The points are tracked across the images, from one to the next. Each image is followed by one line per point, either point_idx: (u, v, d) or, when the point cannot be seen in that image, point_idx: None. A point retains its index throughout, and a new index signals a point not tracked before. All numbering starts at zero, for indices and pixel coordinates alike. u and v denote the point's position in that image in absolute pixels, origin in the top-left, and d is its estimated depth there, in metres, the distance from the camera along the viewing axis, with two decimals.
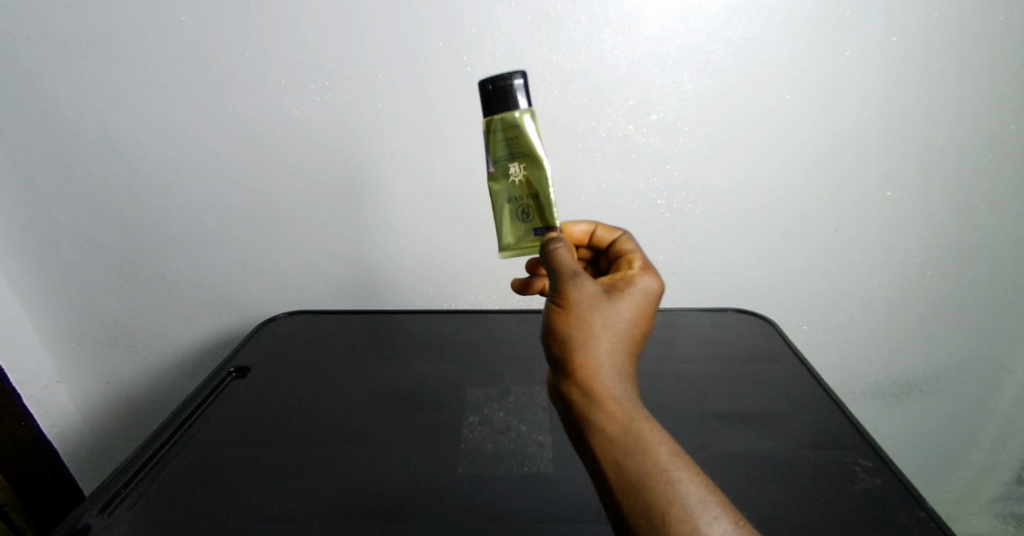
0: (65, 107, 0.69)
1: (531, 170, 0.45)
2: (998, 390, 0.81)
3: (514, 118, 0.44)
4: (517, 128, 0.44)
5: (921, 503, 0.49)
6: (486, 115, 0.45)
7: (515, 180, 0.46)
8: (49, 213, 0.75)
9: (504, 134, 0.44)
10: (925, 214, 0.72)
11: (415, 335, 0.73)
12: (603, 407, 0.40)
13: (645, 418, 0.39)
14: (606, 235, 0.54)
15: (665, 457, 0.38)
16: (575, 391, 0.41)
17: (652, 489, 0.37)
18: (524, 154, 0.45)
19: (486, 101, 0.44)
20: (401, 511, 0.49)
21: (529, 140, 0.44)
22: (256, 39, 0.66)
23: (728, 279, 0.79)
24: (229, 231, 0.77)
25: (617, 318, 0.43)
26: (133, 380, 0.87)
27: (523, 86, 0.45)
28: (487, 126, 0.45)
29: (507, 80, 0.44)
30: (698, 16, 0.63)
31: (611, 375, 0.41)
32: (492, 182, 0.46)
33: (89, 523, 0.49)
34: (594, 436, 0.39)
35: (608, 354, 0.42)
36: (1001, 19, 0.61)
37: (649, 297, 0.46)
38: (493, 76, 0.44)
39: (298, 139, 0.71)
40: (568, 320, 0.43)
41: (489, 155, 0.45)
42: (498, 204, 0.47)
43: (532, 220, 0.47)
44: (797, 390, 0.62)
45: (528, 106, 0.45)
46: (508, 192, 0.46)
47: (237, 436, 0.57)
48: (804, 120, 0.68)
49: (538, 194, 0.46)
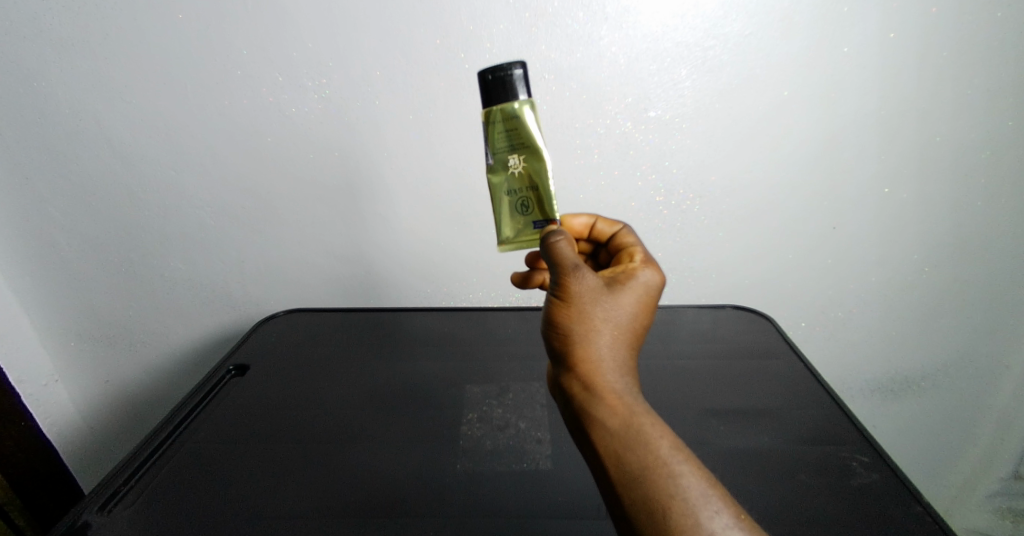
0: (63, 105, 0.69)
1: (531, 162, 0.45)
2: (996, 386, 0.82)
3: (513, 110, 0.44)
4: (517, 119, 0.44)
5: (917, 498, 0.49)
6: (485, 106, 0.45)
7: (515, 172, 0.46)
8: (48, 212, 0.75)
9: (504, 126, 0.44)
10: (923, 210, 0.72)
11: (415, 333, 0.73)
12: (604, 401, 0.40)
13: (646, 411, 0.39)
14: (606, 228, 0.55)
15: (666, 452, 0.38)
16: (575, 384, 0.41)
17: (652, 482, 0.37)
18: (524, 145, 0.45)
19: (486, 93, 0.45)
20: (402, 508, 0.49)
21: (529, 131, 0.44)
22: (253, 36, 0.66)
23: (726, 276, 0.79)
24: (227, 229, 0.77)
25: (618, 310, 0.43)
26: (132, 378, 0.87)
27: (523, 77, 0.45)
28: (487, 117, 0.45)
29: (507, 71, 0.44)
30: (696, 12, 0.63)
31: (612, 368, 0.41)
32: (492, 174, 0.46)
33: (88, 521, 0.49)
34: (594, 430, 0.39)
35: (610, 347, 0.42)
36: (999, 15, 0.61)
37: (650, 290, 0.46)
38: (493, 66, 0.44)
39: (298, 137, 0.71)
40: (569, 312, 0.43)
41: (488, 147, 0.46)
42: (497, 197, 0.47)
43: (531, 213, 0.47)
44: (793, 385, 0.62)
45: (528, 97, 0.45)
46: (508, 184, 0.46)
47: (237, 434, 0.57)
48: (803, 117, 0.68)
49: (538, 187, 0.46)
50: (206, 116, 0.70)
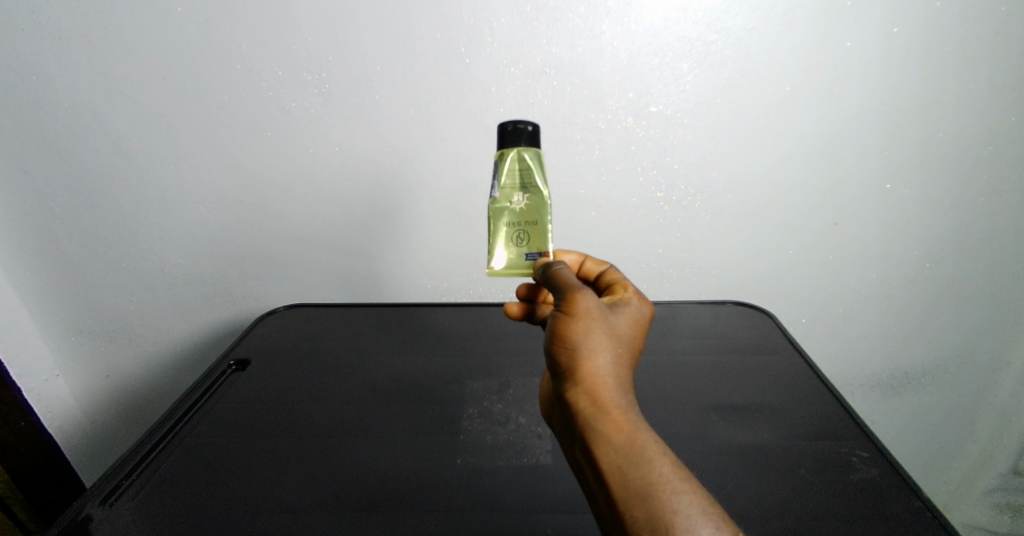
0: (61, 99, 0.69)
1: (533, 200, 0.49)
2: (995, 381, 0.82)
3: (524, 156, 0.49)
4: (525, 163, 0.49)
5: (918, 493, 0.49)
6: (499, 149, 0.50)
7: (518, 207, 0.50)
8: (47, 207, 0.75)
9: (514, 166, 0.49)
10: (924, 206, 0.72)
11: (416, 328, 0.74)
12: (607, 416, 0.40)
13: (649, 427, 0.40)
14: (594, 267, 0.55)
15: (668, 469, 0.38)
16: (581, 399, 0.42)
17: (656, 498, 0.37)
18: (529, 185, 0.49)
19: (502, 138, 0.50)
20: (402, 503, 0.49)
21: (535, 174, 0.49)
22: (256, 30, 0.66)
23: (727, 273, 0.78)
24: (226, 224, 0.77)
25: (619, 330, 0.45)
26: (131, 373, 0.87)
27: (535, 132, 0.50)
28: (499, 158, 0.49)
29: (523, 124, 0.49)
30: (698, 6, 0.64)
31: (614, 385, 0.42)
32: (495, 206, 0.50)
33: (89, 514, 0.49)
34: (598, 444, 0.40)
35: (613, 364, 0.43)
36: (1003, 10, 0.62)
37: (641, 319, 0.48)
38: (513, 119, 0.49)
39: (298, 130, 0.71)
40: (575, 328, 0.44)
41: (495, 182, 0.50)
42: (497, 228, 0.50)
43: (527, 245, 0.50)
44: (793, 381, 0.62)
45: (537, 148, 0.50)
46: (508, 217, 0.50)
47: (237, 429, 0.57)
48: (804, 113, 0.68)
49: (538, 222, 0.50)
50: (206, 111, 0.70)
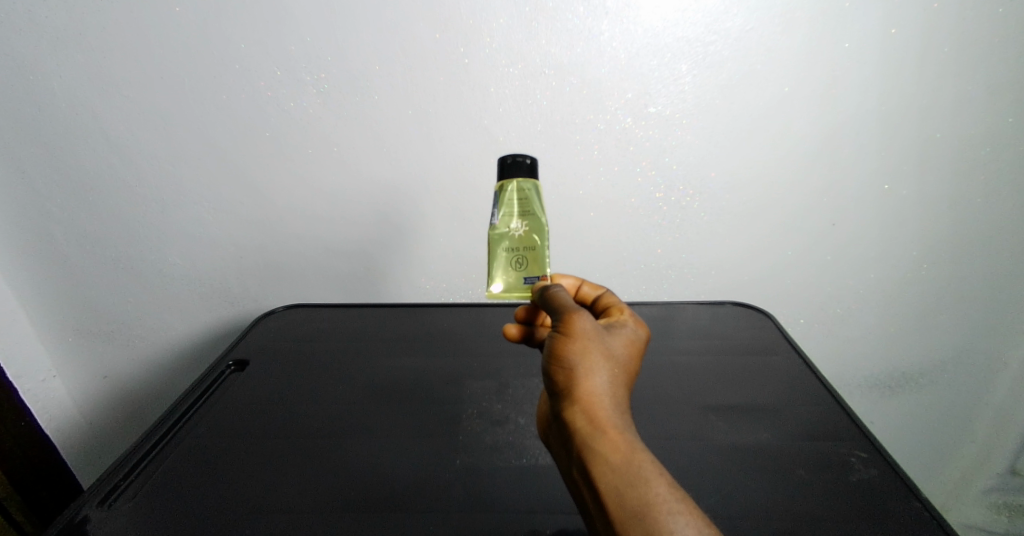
0: (58, 98, 0.68)
1: (532, 227, 0.49)
2: (992, 381, 0.82)
3: (523, 186, 0.50)
4: (525, 192, 0.50)
5: (916, 494, 0.49)
6: (499, 180, 0.51)
7: (517, 233, 0.50)
8: (44, 207, 0.74)
9: (513, 196, 0.50)
10: (922, 206, 0.72)
11: (415, 329, 0.73)
12: (605, 436, 0.40)
13: (645, 447, 0.40)
14: (591, 291, 0.55)
15: (664, 490, 0.38)
16: (579, 418, 0.42)
17: (652, 518, 0.37)
18: (527, 213, 0.49)
19: (501, 168, 0.50)
20: (401, 505, 0.49)
21: (534, 203, 0.50)
22: (257, 30, 0.66)
23: (726, 273, 0.78)
24: (224, 224, 0.76)
25: (616, 351, 0.45)
26: (127, 374, 0.87)
27: (534, 164, 0.51)
28: (500, 188, 0.50)
29: (522, 157, 0.50)
30: (696, 7, 0.64)
31: (612, 405, 0.42)
32: (494, 233, 0.50)
33: (88, 515, 0.49)
34: (596, 464, 0.40)
35: (610, 385, 0.43)
36: (1000, 12, 0.62)
37: (637, 341, 0.48)
38: (512, 152, 0.50)
39: (296, 130, 0.71)
40: (572, 348, 0.44)
41: (495, 210, 0.50)
42: (495, 253, 0.50)
43: (525, 269, 0.50)
44: (792, 381, 0.62)
45: (535, 180, 0.51)
46: (507, 243, 0.50)
47: (235, 430, 0.57)
48: (803, 114, 0.68)
49: (536, 248, 0.50)
50: (205, 111, 0.70)
